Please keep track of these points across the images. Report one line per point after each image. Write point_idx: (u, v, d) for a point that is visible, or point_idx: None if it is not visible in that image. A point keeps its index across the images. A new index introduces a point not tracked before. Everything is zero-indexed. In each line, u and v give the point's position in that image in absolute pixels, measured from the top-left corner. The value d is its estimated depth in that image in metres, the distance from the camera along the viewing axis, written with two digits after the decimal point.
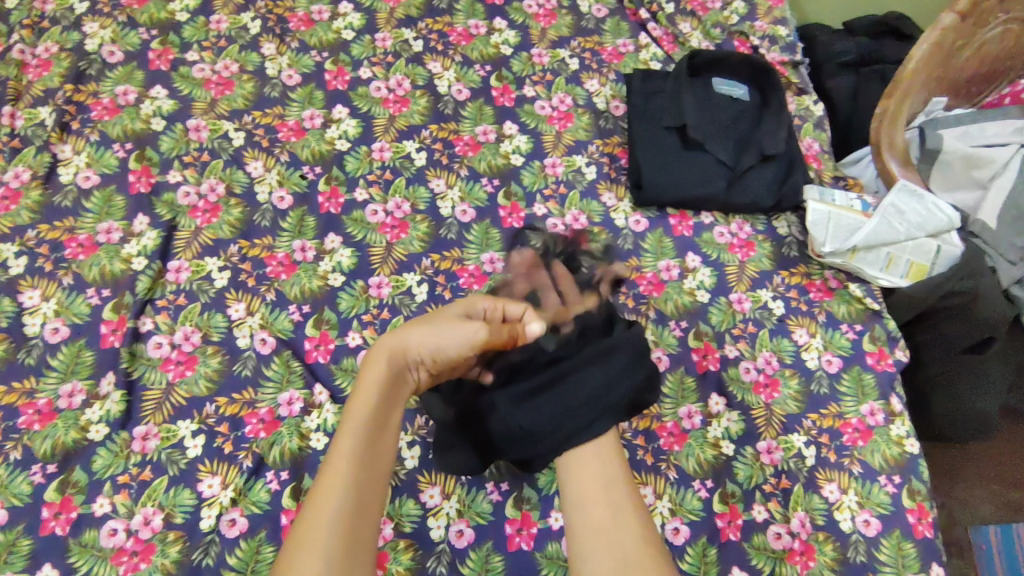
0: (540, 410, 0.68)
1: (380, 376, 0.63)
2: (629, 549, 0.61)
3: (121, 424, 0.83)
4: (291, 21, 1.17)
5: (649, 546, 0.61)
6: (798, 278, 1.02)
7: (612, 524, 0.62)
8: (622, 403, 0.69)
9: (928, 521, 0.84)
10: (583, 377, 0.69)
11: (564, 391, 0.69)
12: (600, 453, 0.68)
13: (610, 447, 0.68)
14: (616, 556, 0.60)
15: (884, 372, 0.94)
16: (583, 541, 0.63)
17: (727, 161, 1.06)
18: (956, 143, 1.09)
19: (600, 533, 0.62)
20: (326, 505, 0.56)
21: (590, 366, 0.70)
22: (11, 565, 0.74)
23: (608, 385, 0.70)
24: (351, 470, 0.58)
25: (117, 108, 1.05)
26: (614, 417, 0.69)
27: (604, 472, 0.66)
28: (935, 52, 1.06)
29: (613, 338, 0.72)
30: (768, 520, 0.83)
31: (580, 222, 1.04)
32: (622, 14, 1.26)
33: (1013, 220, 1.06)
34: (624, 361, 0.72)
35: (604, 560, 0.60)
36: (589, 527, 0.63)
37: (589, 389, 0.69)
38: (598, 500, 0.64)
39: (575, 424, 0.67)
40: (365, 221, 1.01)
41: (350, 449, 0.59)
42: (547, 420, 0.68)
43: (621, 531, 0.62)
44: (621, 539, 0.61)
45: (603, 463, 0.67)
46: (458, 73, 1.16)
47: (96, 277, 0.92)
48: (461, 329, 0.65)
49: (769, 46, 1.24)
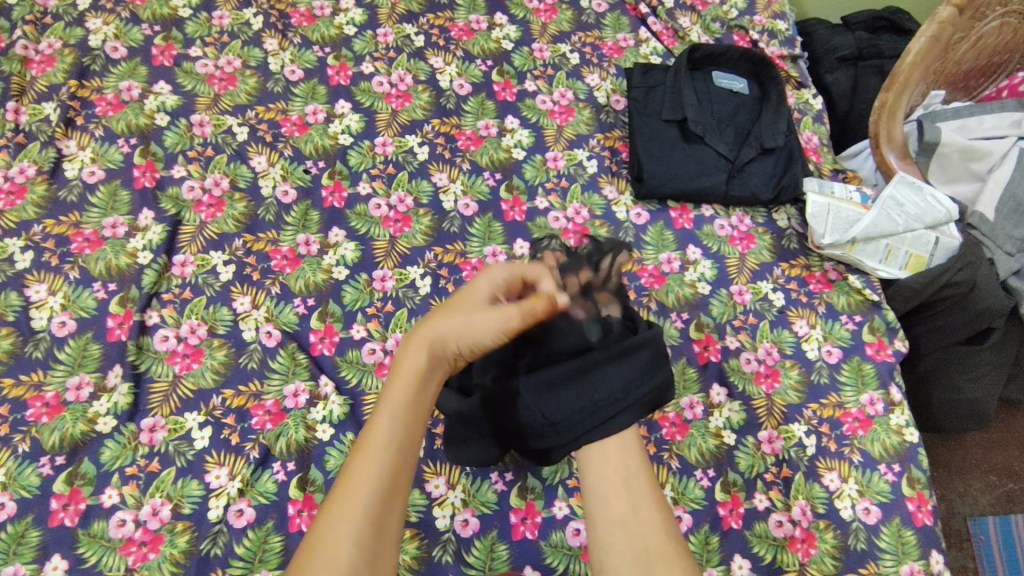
0: (560, 406, 0.68)
1: (413, 371, 0.61)
2: (651, 540, 0.60)
3: (129, 416, 0.84)
4: (293, 16, 1.18)
5: (669, 538, 0.61)
6: (798, 270, 1.03)
7: (633, 516, 0.62)
8: (642, 401, 0.68)
9: (928, 509, 0.85)
10: (605, 375, 0.68)
11: (587, 391, 0.68)
12: (621, 447, 0.67)
13: (630, 440, 0.68)
14: (638, 547, 0.60)
15: (883, 362, 0.95)
16: (605, 534, 0.62)
17: (725, 154, 1.07)
18: (954, 135, 1.10)
19: (622, 525, 0.62)
20: (350, 505, 0.54)
21: (614, 364, 0.69)
22: (20, 556, 0.75)
23: (632, 386, 0.68)
24: (387, 450, 0.57)
25: (121, 103, 1.06)
26: (635, 414, 0.69)
27: (626, 465, 0.66)
28: (933, 46, 1.04)
29: (639, 336, 0.70)
30: (769, 508, 0.84)
31: (582, 216, 1.05)
32: (622, 9, 1.27)
33: (1011, 212, 1.04)
34: (648, 360, 0.70)
35: (626, 552, 0.60)
36: (611, 519, 0.62)
37: (610, 389, 0.68)
38: (619, 493, 0.64)
39: (593, 424, 0.67)
40: (368, 215, 1.01)
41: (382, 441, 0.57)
42: (569, 417, 0.68)
43: (643, 522, 0.61)
44: (643, 531, 0.61)
45: (625, 458, 0.67)
46: (459, 68, 1.16)
47: (102, 271, 0.93)
48: (492, 320, 0.62)
49: (768, 40, 1.25)
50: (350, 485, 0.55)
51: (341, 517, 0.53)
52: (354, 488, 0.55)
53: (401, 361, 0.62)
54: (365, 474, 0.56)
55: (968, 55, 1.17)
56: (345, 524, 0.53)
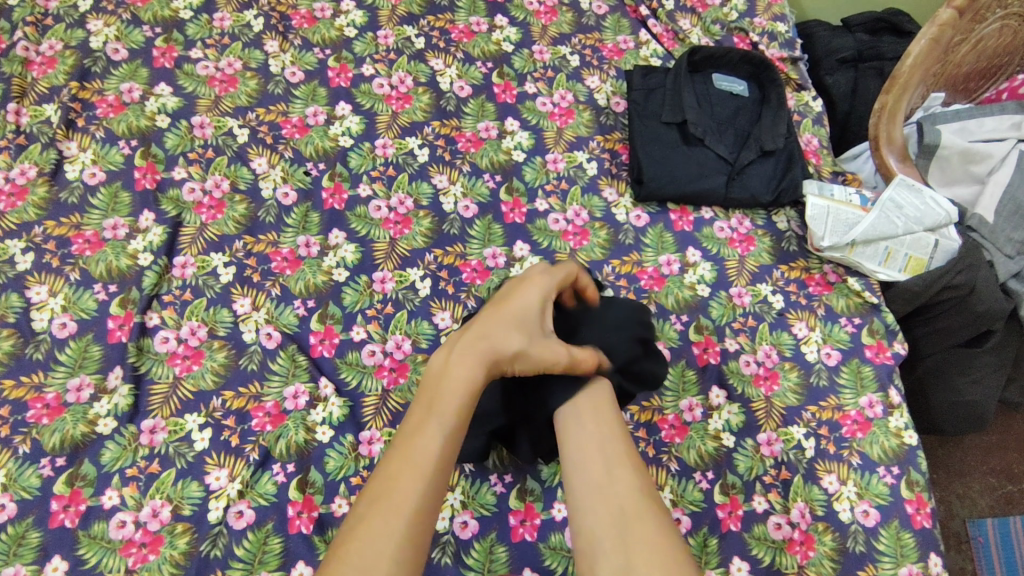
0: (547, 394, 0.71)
1: (465, 387, 0.63)
2: (626, 498, 0.59)
3: (129, 418, 0.84)
4: (294, 18, 1.18)
5: (646, 499, 0.60)
6: (797, 272, 1.03)
7: (607, 479, 0.61)
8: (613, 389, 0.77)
9: (926, 511, 0.85)
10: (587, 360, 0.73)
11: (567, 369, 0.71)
12: (594, 414, 0.67)
13: (602, 396, 0.69)
14: (612, 507, 0.59)
15: (883, 364, 0.95)
16: (579, 499, 0.61)
17: (725, 156, 1.07)
18: (954, 138, 1.10)
19: (595, 488, 0.61)
20: (393, 516, 0.54)
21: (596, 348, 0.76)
22: (21, 557, 0.75)
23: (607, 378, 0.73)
24: (433, 466, 0.58)
25: (122, 105, 1.06)
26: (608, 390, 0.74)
27: (601, 432, 0.65)
28: (934, 48, 1.04)
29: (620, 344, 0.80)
30: (768, 510, 0.85)
31: (581, 218, 1.05)
32: (622, 11, 1.27)
33: (1011, 214, 1.04)
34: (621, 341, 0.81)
35: (601, 513, 0.59)
36: (585, 483, 0.62)
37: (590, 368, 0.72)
38: (592, 459, 0.63)
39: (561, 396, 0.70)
40: (369, 217, 1.02)
41: (428, 455, 0.58)
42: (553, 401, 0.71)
43: (617, 483, 0.61)
44: (617, 491, 0.60)
45: (598, 424, 0.66)
46: (459, 70, 1.16)
47: (103, 273, 0.93)
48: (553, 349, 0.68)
49: (768, 42, 1.25)
50: (393, 496, 0.55)
51: (381, 528, 0.53)
52: (395, 497, 0.55)
53: (453, 372, 0.64)
54: (406, 486, 0.56)
55: (968, 58, 1.17)
56: (388, 537, 0.52)
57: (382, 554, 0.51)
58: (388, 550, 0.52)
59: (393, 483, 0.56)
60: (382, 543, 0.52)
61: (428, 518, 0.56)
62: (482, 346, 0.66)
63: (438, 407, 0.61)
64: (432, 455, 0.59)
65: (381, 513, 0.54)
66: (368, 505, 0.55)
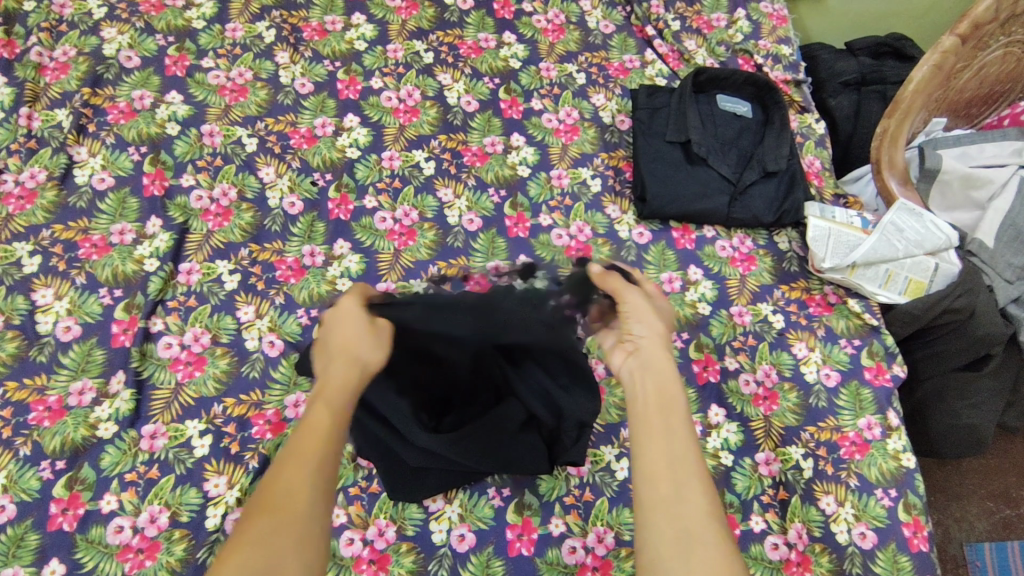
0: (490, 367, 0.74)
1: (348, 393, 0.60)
2: (694, 520, 0.51)
3: (130, 422, 0.84)
4: (305, 30, 1.19)
5: (716, 526, 0.51)
6: (798, 293, 1.04)
7: (677, 494, 0.53)
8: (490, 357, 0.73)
9: (924, 535, 0.85)
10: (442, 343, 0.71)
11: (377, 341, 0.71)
12: (664, 421, 0.57)
13: (673, 398, 0.59)
14: (680, 532, 0.51)
15: (882, 387, 0.95)
16: (645, 514, 0.53)
17: (727, 176, 1.09)
18: (955, 163, 1.10)
19: (664, 504, 0.52)
20: (287, 514, 0.51)
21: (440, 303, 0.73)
22: (19, 559, 0.75)
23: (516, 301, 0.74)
24: (321, 447, 0.55)
25: (133, 112, 1.07)
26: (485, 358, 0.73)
27: (672, 442, 0.56)
28: (936, 74, 1.05)
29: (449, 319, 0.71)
30: (766, 530, 0.85)
31: (585, 234, 1.06)
32: (628, 31, 1.29)
33: (1011, 240, 1.05)
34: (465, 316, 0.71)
35: (666, 533, 0.51)
36: (654, 497, 0.53)
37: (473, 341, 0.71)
38: (662, 470, 0.54)
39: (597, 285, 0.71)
40: (374, 228, 1.03)
41: (320, 439, 0.56)
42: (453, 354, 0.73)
43: (687, 502, 0.52)
44: (687, 511, 0.52)
45: (669, 431, 0.57)
46: (467, 85, 1.18)
47: (109, 277, 0.94)
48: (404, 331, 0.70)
49: (773, 64, 1.26)
50: (280, 487, 0.52)
51: (276, 523, 0.50)
52: (295, 470, 0.53)
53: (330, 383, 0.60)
54: (292, 479, 0.53)
55: (970, 84, 1.18)
56: (290, 530, 0.50)
57: (285, 545, 0.50)
58: (298, 543, 0.50)
59: (283, 479, 0.53)
60: (282, 537, 0.50)
61: (327, 488, 0.54)
62: (348, 360, 0.62)
63: (324, 396, 0.59)
64: (324, 436, 0.56)
65: (272, 512, 0.51)
66: (263, 494, 0.52)
